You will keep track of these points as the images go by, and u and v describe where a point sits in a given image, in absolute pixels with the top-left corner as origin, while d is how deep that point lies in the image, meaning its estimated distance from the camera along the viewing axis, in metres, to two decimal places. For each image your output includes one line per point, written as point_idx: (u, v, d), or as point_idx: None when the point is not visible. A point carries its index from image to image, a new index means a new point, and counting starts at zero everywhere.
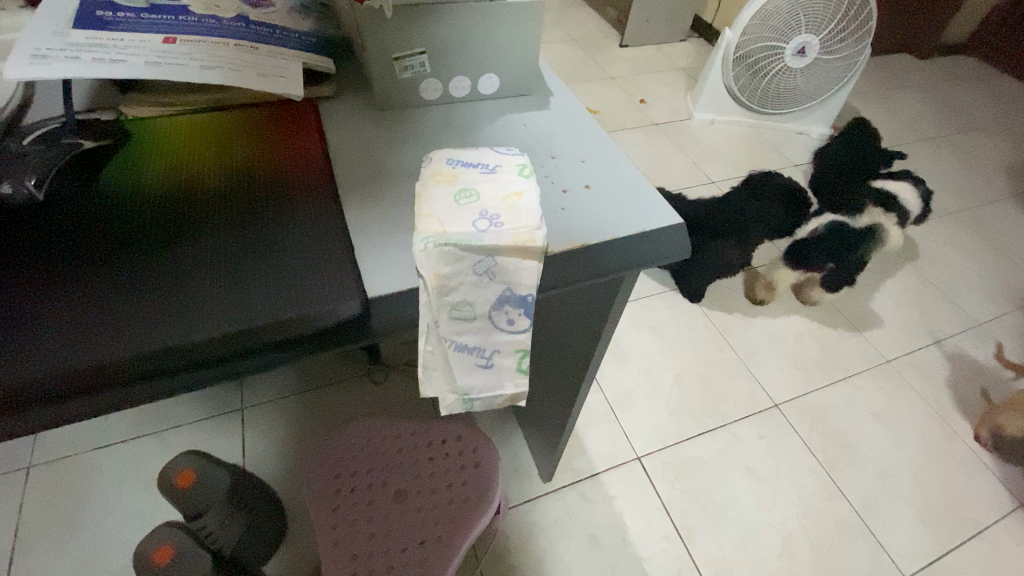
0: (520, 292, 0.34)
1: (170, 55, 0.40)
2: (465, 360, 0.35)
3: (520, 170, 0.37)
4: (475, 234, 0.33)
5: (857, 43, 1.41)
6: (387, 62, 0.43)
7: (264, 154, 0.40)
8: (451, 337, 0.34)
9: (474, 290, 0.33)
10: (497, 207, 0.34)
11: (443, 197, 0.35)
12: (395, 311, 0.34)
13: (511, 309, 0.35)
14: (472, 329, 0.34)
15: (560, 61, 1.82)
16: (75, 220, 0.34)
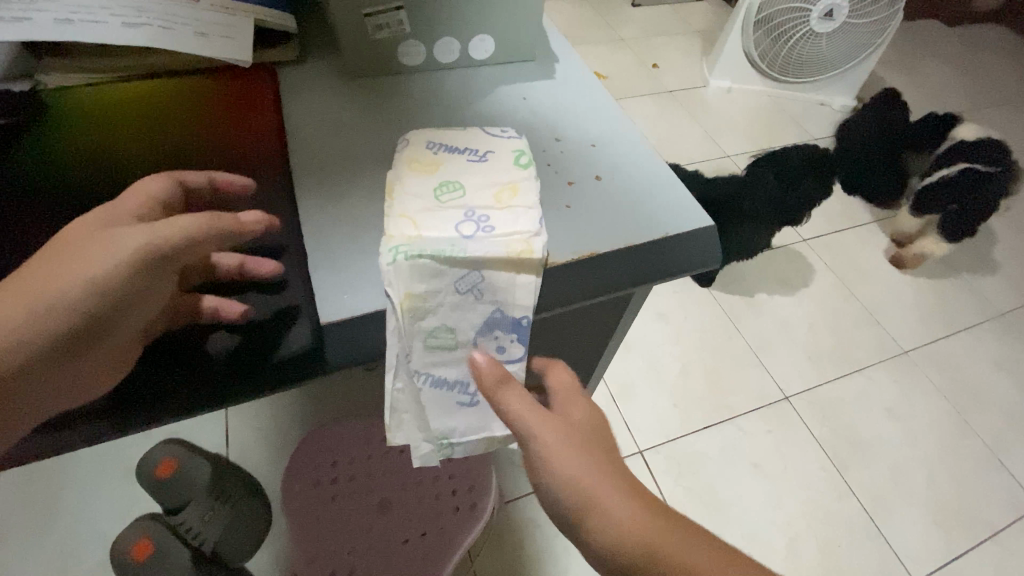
0: (513, 313, 0.29)
1: (86, 10, 0.33)
2: (447, 399, 0.30)
3: (517, 159, 0.31)
4: (457, 240, 0.27)
5: (889, 7, 1.31)
6: (356, 20, 0.35)
7: (207, 132, 0.34)
8: (429, 370, 0.29)
9: (455, 314, 0.28)
10: (485, 207, 0.28)
11: (422, 191, 0.29)
12: (355, 340, 0.28)
13: (501, 334, 0.29)
14: (453, 359, 0.29)
15: (566, 21, 1.69)
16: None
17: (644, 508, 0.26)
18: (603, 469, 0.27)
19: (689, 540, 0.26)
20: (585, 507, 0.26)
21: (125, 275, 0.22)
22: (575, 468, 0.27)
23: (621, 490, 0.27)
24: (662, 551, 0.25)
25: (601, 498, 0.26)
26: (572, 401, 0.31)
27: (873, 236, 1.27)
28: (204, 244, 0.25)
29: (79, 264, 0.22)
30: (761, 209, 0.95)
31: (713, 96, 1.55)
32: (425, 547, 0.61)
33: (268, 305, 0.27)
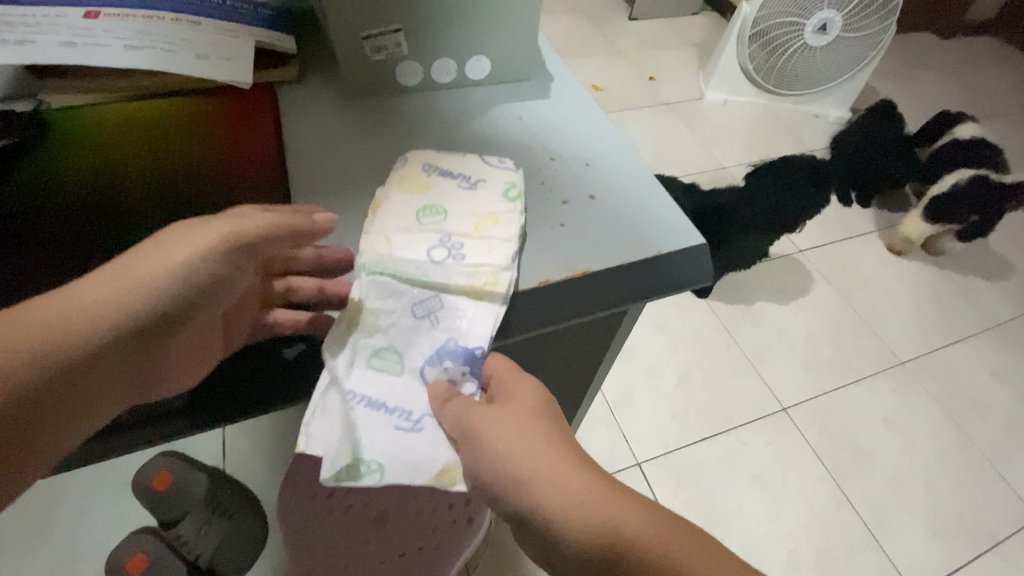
0: (466, 344, 0.30)
1: (89, 34, 0.34)
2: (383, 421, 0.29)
3: (506, 191, 0.32)
4: (428, 264, 0.30)
5: (882, 20, 1.33)
6: (354, 42, 0.36)
7: (206, 153, 0.34)
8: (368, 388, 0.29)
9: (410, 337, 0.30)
10: (463, 234, 0.31)
11: (403, 208, 0.31)
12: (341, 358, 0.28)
13: (452, 365, 0.30)
14: (394, 384, 0.30)
15: (565, 34, 1.72)
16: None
17: (596, 485, 0.26)
18: (552, 451, 0.27)
19: (637, 506, 0.26)
20: (537, 496, 0.26)
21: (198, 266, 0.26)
22: (523, 458, 0.27)
23: (572, 468, 0.27)
24: (616, 521, 0.25)
25: (554, 483, 0.26)
26: (510, 384, 0.30)
27: (869, 246, 1.27)
28: (272, 240, 0.28)
29: (154, 256, 0.25)
30: (757, 218, 0.96)
31: (710, 107, 1.56)
32: (421, 560, 0.62)
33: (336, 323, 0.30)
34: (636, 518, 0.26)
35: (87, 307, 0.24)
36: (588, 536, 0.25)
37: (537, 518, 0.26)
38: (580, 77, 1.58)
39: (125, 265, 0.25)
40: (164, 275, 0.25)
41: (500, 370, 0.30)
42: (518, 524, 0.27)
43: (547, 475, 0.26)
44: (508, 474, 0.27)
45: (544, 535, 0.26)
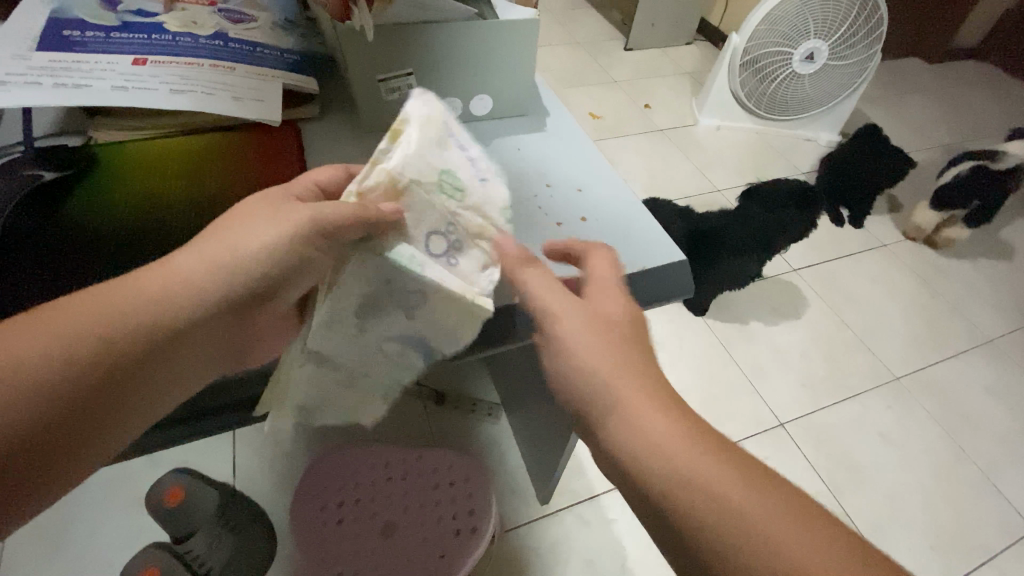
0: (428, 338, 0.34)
1: (139, 78, 0.38)
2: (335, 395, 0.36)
3: (504, 209, 0.34)
4: (426, 260, 0.29)
5: (867, 49, 1.39)
6: (371, 84, 0.40)
7: (240, 179, 0.39)
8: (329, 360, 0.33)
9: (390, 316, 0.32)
10: (461, 230, 0.31)
11: (419, 166, 0.29)
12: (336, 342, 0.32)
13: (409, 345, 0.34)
14: (358, 347, 0.33)
15: (563, 65, 1.79)
16: (37, 257, 0.33)
17: (697, 461, 0.27)
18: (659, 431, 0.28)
19: (746, 492, 0.26)
20: (638, 468, 0.28)
21: (280, 257, 0.29)
22: (621, 429, 0.28)
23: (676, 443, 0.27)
24: (722, 506, 0.25)
25: (656, 459, 0.27)
26: (591, 346, 0.30)
27: (861, 265, 1.31)
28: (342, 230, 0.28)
29: (252, 236, 0.29)
30: (747, 240, 0.99)
31: (703, 132, 1.62)
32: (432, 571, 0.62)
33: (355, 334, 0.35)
34: (746, 503, 0.25)
35: (194, 278, 0.27)
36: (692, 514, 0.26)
37: (641, 487, 0.28)
38: (578, 105, 1.65)
39: (215, 244, 0.28)
40: (251, 263, 0.28)
41: (585, 334, 0.31)
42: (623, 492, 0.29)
43: (648, 449, 0.27)
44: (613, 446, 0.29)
45: (649, 507, 0.28)
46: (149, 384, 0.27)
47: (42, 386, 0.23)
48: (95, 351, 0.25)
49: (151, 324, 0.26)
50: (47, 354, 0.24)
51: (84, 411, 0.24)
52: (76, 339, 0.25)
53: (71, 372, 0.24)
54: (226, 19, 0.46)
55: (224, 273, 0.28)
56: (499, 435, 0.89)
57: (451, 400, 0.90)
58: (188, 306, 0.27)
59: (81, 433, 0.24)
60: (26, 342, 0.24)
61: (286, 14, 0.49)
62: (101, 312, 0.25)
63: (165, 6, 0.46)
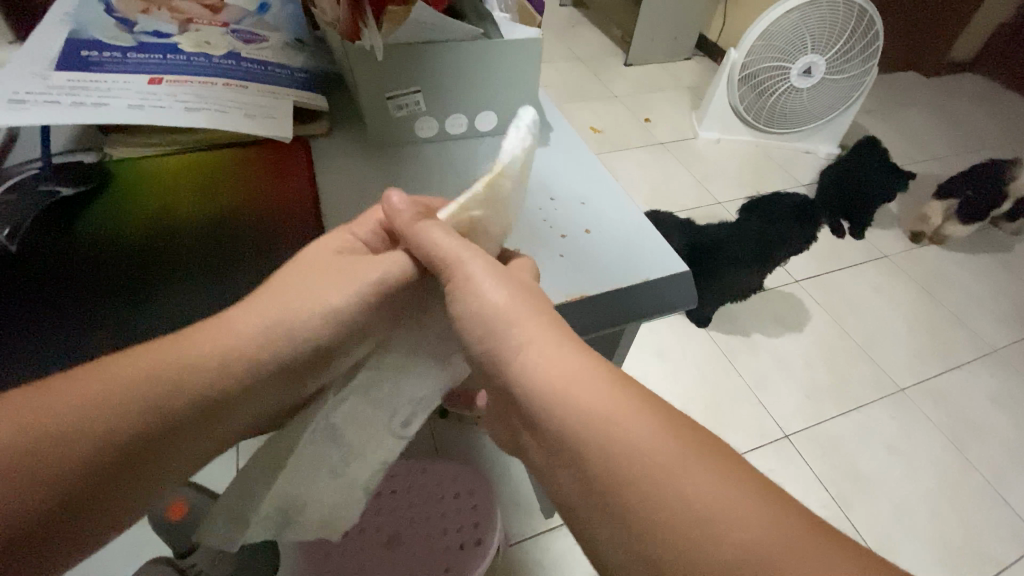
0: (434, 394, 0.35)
1: (155, 97, 0.40)
2: (315, 474, 0.35)
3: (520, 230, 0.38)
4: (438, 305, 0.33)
5: (864, 63, 1.41)
6: (380, 101, 0.41)
7: (253, 195, 0.39)
8: (338, 431, 0.33)
9: (420, 373, 0.34)
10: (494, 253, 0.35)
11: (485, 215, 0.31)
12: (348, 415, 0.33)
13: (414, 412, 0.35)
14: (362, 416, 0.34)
15: (564, 80, 1.82)
16: (54, 280, 0.33)
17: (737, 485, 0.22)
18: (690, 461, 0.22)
19: (698, 465, 0.22)
20: (579, 445, 0.23)
21: (332, 323, 0.29)
22: (560, 402, 0.24)
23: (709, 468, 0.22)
24: (670, 482, 0.21)
25: (597, 432, 0.22)
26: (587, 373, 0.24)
27: (862, 276, 1.31)
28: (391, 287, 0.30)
29: (308, 300, 0.29)
30: (748, 252, 1.00)
31: (703, 145, 1.64)
32: None
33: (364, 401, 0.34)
34: (697, 479, 0.21)
35: (242, 343, 0.27)
36: (636, 496, 0.21)
37: (579, 467, 0.23)
38: (580, 119, 1.67)
39: (268, 306, 0.28)
40: (303, 329, 0.28)
41: (569, 352, 0.25)
42: (555, 476, 0.24)
43: (590, 422, 0.23)
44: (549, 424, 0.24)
45: (589, 490, 0.23)
46: (188, 445, 0.26)
47: (79, 444, 0.23)
48: (140, 413, 0.24)
49: (198, 386, 0.26)
50: (94, 414, 0.24)
51: (122, 470, 0.24)
52: (123, 399, 0.24)
53: (115, 433, 0.24)
54: (238, 39, 0.48)
55: (276, 339, 0.28)
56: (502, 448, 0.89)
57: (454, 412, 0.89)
58: (237, 369, 0.27)
59: (118, 490, 0.24)
60: (74, 399, 0.24)
61: (296, 34, 0.51)
62: (147, 371, 0.25)
63: (179, 27, 0.47)
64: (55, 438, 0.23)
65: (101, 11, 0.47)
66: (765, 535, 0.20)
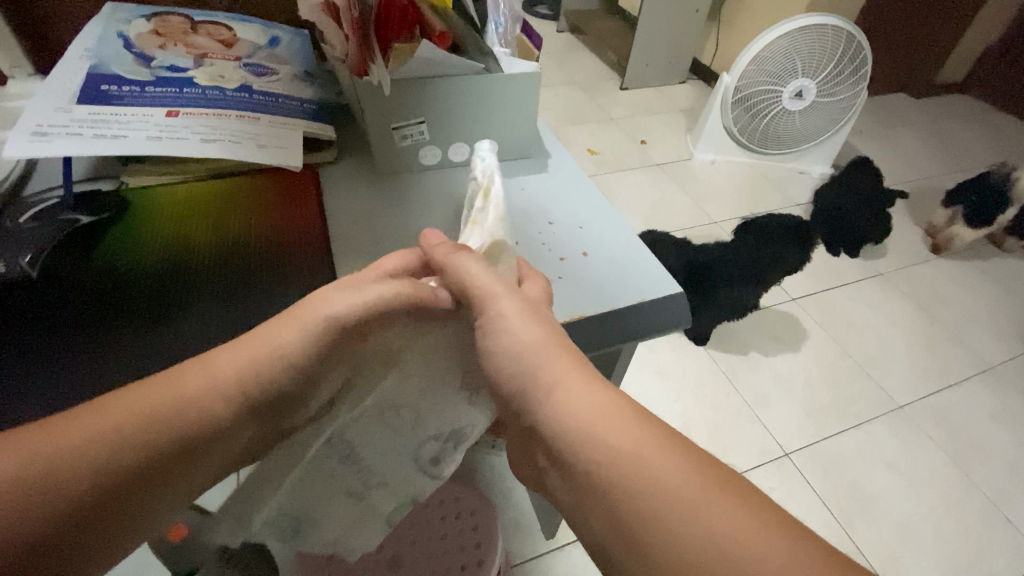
0: (457, 433, 0.35)
1: (173, 129, 0.42)
2: (333, 497, 0.37)
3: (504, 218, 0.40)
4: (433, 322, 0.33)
5: (853, 85, 1.45)
6: (386, 132, 0.43)
7: (263, 222, 0.41)
8: (353, 449, 0.35)
9: (452, 410, 0.35)
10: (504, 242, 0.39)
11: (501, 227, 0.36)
12: (362, 440, 0.35)
13: (434, 445, 0.36)
14: (379, 442, 0.35)
15: (562, 103, 1.87)
16: (61, 311, 0.34)
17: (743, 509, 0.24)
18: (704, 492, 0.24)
19: (713, 497, 0.24)
20: (606, 477, 0.25)
21: (310, 357, 0.29)
22: (588, 440, 0.26)
23: (717, 499, 0.24)
24: (696, 514, 0.23)
25: (626, 470, 0.25)
26: (608, 414, 0.26)
27: (859, 294, 1.33)
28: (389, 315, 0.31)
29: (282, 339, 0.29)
30: (744, 270, 1.02)
31: (699, 166, 1.67)
32: None
33: (377, 433, 0.34)
34: (719, 510, 0.23)
35: (224, 385, 0.28)
36: (665, 530, 0.23)
37: (610, 503, 0.25)
38: (577, 142, 1.71)
39: (248, 347, 0.29)
40: (278, 368, 0.29)
41: (591, 391, 0.27)
42: (583, 515, 0.26)
43: (611, 452, 0.25)
44: (579, 464, 0.26)
45: (615, 521, 0.24)
46: (175, 484, 0.27)
47: (73, 488, 0.24)
48: (132, 456, 0.26)
49: (177, 431, 0.27)
50: (76, 466, 0.24)
51: (106, 518, 0.25)
52: (105, 448, 0.25)
53: (106, 479, 0.25)
54: (250, 73, 0.50)
55: (251, 378, 0.28)
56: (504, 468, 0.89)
57: None
58: (215, 412, 0.28)
59: (101, 536, 0.25)
60: (68, 447, 0.24)
61: (305, 66, 0.53)
62: (132, 417, 0.26)
63: (195, 61, 0.50)
64: (47, 488, 0.23)
65: (121, 47, 0.49)
66: (775, 559, 0.22)
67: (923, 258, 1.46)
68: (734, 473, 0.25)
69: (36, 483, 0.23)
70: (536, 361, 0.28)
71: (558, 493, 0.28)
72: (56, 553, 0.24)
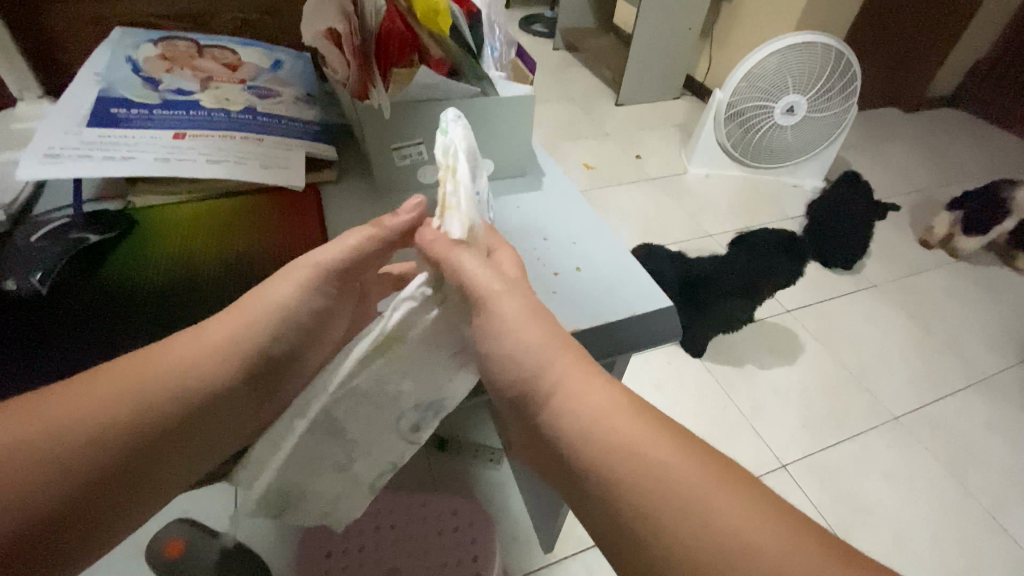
0: (440, 402, 0.35)
1: (179, 151, 0.43)
2: (319, 471, 0.36)
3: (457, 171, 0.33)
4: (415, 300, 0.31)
5: (843, 101, 1.49)
6: (387, 152, 0.45)
7: (265, 239, 0.42)
8: (337, 423, 0.33)
9: (434, 380, 0.34)
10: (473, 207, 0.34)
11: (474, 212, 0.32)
12: (342, 414, 0.33)
13: (416, 417, 0.35)
14: (362, 415, 0.34)
15: (558, 120, 1.90)
16: (71, 322, 0.35)
17: (743, 502, 0.25)
18: (703, 484, 0.25)
19: (715, 489, 0.25)
20: (609, 470, 0.26)
21: (293, 313, 0.33)
22: (595, 442, 0.26)
23: (718, 491, 0.25)
24: (701, 511, 0.24)
25: (630, 463, 0.26)
26: (612, 408, 0.27)
27: (854, 305, 1.34)
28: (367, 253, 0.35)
29: (269, 298, 0.33)
30: (738, 283, 1.03)
31: (693, 180, 1.70)
32: None
33: (361, 407, 0.33)
34: (723, 506, 0.24)
35: (217, 347, 0.32)
36: (667, 528, 0.24)
37: (614, 498, 0.26)
38: (573, 157, 1.73)
39: (238, 312, 0.33)
40: (270, 324, 0.33)
41: (596, 387, 0.28)
42: (586, 506, 0.27)
43: (615, 445, 0.26)
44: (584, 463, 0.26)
45: (615, 513, 0.26)
46: (180, 443, 0.31)
47: (87, 441, 0.27)
48: (139, 414, 0.29)
49: (178, 387, 0.30)
50: (104, 424, 0.28)
51: (131, 475, 0.29)
52: (117, 407, 0.28)
53: (117, 435, 0.28)
54: (255, 95, 0.52)
55: (247, 336, 0.33)
56: (502, 481, 0.89)
57: (453, 445, 0.90)
58: (218, 372, 0.32)
59: (128, 493, 0.29)
60: (81, 407, 0.27)
61: (308, 89, 0.55)
62: (138, 379, 0.29)
63: (201, 85, 0.51)
64: (64, 443, 0.26)
65: (129, 71, 0.51)
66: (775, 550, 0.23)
67: (915, 269, 1.48)
68: (737, 468, 0.27)
69: (56, 437, 0.26)
70: (541, 365, 0.29)
71: (558, 489, 0.29)
72: (91, 507, 0.27)
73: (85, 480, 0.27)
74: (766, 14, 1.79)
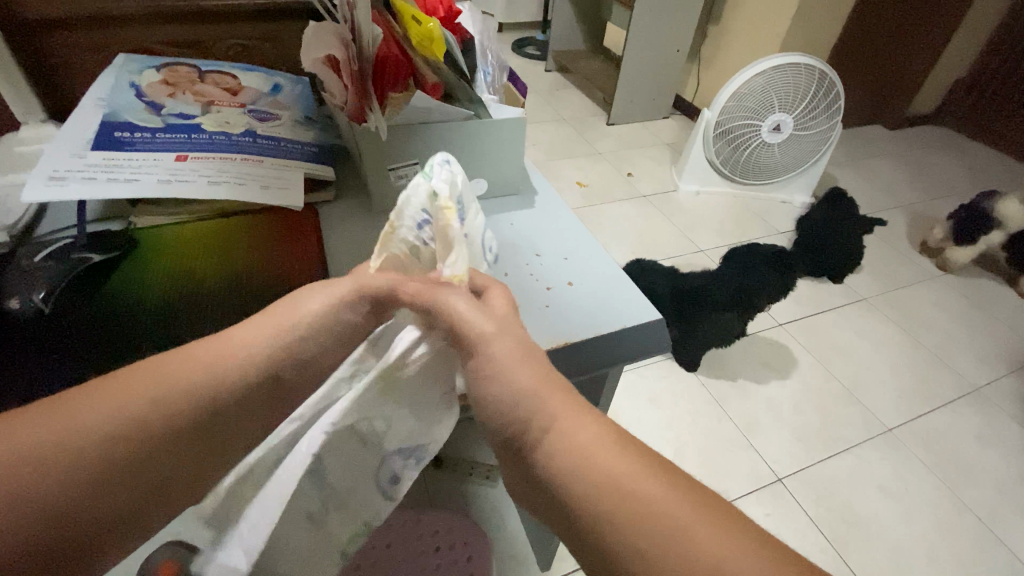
0: (422, 449, 0.34)
1: (181, 173, 0.45)
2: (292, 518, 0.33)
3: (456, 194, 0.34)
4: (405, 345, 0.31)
5: (828, 119, 1.53)
6: (382, 172, 0.46)
7: (263, 257, 0.43)
8: (322, 466, 0.32)
9: (424, 419, 0.34)
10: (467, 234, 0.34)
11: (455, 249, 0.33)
12: (327, 456, 0.32)
13: (396, 466, 0.34)
14: (346, 457, 0.33)
15: (550, 139, 1.94)
16: (75, 338, 0.36)
17: (746, 553, 0.22)
18: (703, 533, 0.22)
19: (713, 539, 0.22)
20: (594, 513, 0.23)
21: (322, 320, 0.32)
22: (585, 473, 0.24)
23: (717, 541, 0.22)
24: (692, 555, 0.21)
25: (617, 506, 0.23)
26: (602, 446, 0.25)
27: (845, 318, 1.36)
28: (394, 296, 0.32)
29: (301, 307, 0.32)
30: (729, 297, 1.05)
31: (684, 197, 1.73)
32: None
33: (347, 447, 0.32)
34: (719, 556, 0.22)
35: (245, 356, 0.30)
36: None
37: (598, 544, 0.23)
38: (566, 176, 1.76)
39: (270, 322, 0.31)
40: (300, 331, 0.31)
41: (587, 422, 0.26)
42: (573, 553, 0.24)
43: (603, 486, 0.23)
44: (570, 495, 0.24)
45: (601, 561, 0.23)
46: (202, 456, 0.29)
47: (105, 452, 0.26)
48: (162, 425, 0.27)
49: (200, 397, 0.29)
50: (125, 433, 0.26)
51: (149, 487, 0.27)
52: (138, 417, 0.27)
53: (139, 444, 0.27)
54: (254, 118, 0.53)
55: (262, 344, 0.31)
56: (498, 499, 0.88)
57: (448, 462, 0.90)
58: (242, 381, 0.30)
59: (134, 510, 0.27)
60: (99, 415, 0.26)
61: (305, 111, 0.57)
62: (160, 388, 0.28)
63: (203, 109, 0.53)
64: (82, 452, 0.25)
65: (133, 96, 0.52)
66: None
67: (904, 282, 1.50)
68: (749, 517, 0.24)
69: (72, 445, 0.25)
70: (522, 391, 0.27)
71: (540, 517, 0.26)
72: (107, 518, 0.26)
73: (96, 489, 0.25)
74: (752, 36, 1.85)
